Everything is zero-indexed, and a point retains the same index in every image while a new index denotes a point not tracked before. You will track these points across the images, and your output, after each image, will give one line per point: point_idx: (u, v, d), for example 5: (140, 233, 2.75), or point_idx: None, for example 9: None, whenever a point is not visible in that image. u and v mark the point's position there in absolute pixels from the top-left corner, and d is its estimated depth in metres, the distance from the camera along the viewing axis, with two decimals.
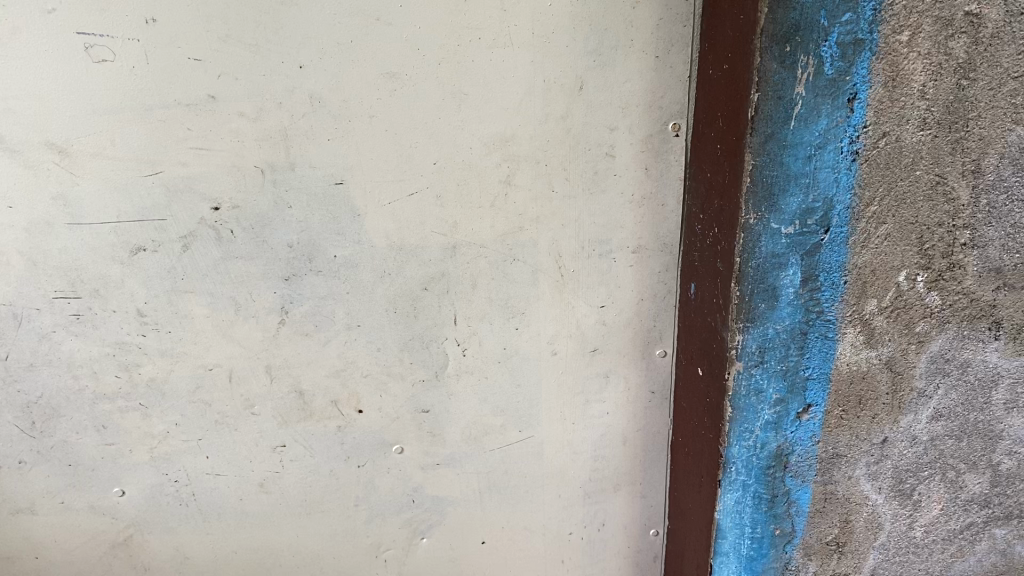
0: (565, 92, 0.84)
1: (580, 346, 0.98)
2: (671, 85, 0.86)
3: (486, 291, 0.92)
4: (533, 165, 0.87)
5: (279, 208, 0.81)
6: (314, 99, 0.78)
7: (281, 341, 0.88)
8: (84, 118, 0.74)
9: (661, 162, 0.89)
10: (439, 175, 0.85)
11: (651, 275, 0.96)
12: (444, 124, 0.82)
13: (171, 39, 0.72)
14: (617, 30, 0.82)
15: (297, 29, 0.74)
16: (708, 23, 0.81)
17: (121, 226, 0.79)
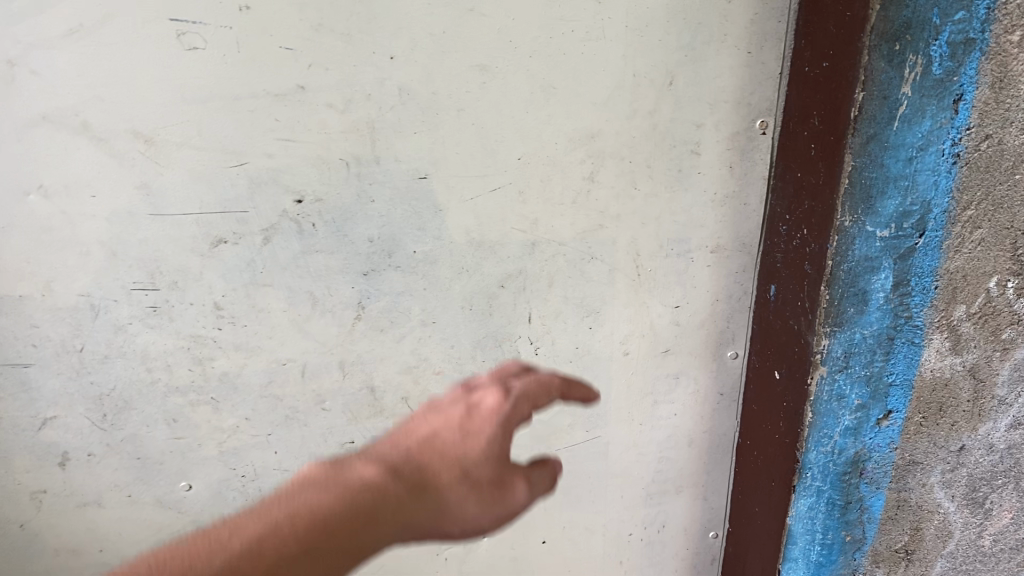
0: (654, 87, 0.82)
1: (652, 346, 0.96)
2: (761, 82, 0.84)
3: (563, 289, 0.90)
4: (618, 162, 0.85)
5: (362, 202, 0.79)
6: (403, 92, 0.76)
7: (356, 336, 0.86)
8: (172, 107, 0.72)
9: (745, 160, 0.88)
10: (523, 171, 0.83)
11: (728, 275, 0.94)
12: (532, 119, 0.80)
13: (264, 27, 0.70)
14: (711, 25, 0.80)
15: (391, 20, 0.73)
16: (805, 19, 0.79)
17: (203, 217, 0.77)
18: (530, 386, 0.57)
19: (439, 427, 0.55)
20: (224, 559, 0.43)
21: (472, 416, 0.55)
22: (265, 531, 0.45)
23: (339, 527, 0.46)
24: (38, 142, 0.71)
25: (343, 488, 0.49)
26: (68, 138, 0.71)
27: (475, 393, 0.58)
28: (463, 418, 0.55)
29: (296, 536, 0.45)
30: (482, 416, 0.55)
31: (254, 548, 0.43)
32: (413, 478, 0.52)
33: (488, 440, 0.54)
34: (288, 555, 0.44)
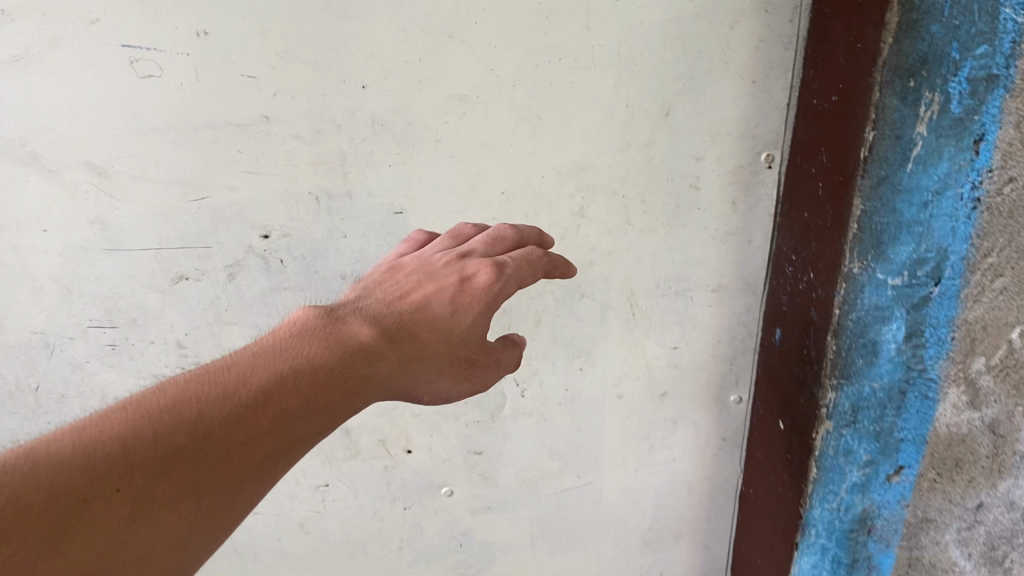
0: (649, 118, 0.76)
1: (648, 389, 0.90)
2: (767, 113, 0.78)
3: (551, 329, 0.85)
4: (610, 196, 0.79)
5: (334, 237, 0.75)
6: (376, 122, 0.71)
7: None
8: (126, 138, 0.67)
9: (749, 195, 0.81)
10: (507, 206, 0.77)
11: (731, 316, 0.88)
12: (516, 151, 0.75)
13: (224, 54, 0.66)
14: (711, 52, 0.74)
15: (362, 46, 0.68)
16: (813, 48, 0.73)
17: (163, 252, 0.72)
18: (520, 267, 0.64)
19: (434, 286, 0.61)
20: (219, 412, 0.44)
21: (464, 287, 0.61)
22: (261, 380, 0.47)
23: (333, 381, 0.49)
24: None
25: (331, 345, 0.51)
26: (16, 170, 0.67)
27: (467, 262, 0.63)
28: (457, 286, 0.61)
29: (294, 380, 0.48)
30: (476, 290, 0.61)
31: (252, 395, 0.45)
32: (395, 326, 0.57)
33: (476, 314, 0.61)
34: (287, 397, 0.46)
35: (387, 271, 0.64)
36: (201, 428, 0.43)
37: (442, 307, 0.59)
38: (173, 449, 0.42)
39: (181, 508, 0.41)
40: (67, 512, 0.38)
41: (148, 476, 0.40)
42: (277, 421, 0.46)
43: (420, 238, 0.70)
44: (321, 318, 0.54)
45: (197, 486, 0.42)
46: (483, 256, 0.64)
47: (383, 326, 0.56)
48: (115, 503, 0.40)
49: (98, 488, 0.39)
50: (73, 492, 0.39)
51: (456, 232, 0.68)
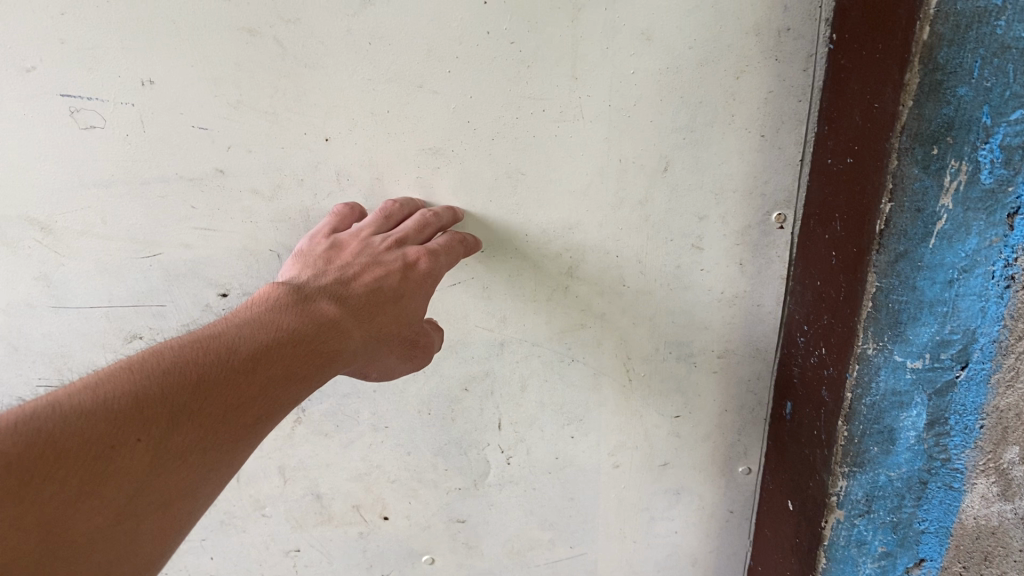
0: (645, 174, 0.69)
1: (647, 459, 0.83)
2: (778, 169, 0.70)
3: (538, 395, 0.78)
4: (601, 256, 0.72)
5: None
6: (342, 177, 0.65)
7: (296, 441, 0.76)
8: (70, 191, 0.62)
9: (759, 257, 0.74)
10: (488, 265, 0.71)
11: (737, 383, 0.80)
12: (496, 207, 0.69)
13: (173, 104, 0.60)
14: (715, 103, 0.67)
15: (324, 95, 0.62)
16: (829, 102, 0.65)
17: (113, 310, 0.68)
18: (454, 254, 0.63)
19: (377, 273, 0.59)
20: (220, 375, 0.46)
21: (408, 275, 0.60)
22: (255, 346, 0.49)
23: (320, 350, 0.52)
24: None
25: (312, 316, 0.53)
26: None
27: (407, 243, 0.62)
28: (401, 272, 0.59)
29: (286, 347, 0.50)
30: (425, 276, 0.60)
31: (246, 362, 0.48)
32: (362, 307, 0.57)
33: (421, 299, 0.60)
34: (279, 364, 0.49)
35: (328, 250, 0.60)
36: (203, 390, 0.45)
37: (391, 294, 0.58)
38: (179, 406, 0.44)
39: (192, 460, 0.43)
40: (93, 457, 0.40)
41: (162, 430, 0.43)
42: (270, 384, 0.48)
43: (349, 215, 0.64)
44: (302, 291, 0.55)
45: (203, 441, 0.44)
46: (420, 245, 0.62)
47: (352, 302, 0.56)
48: (136, 447, 0.42)
49: (119, 436, 0.42)
50: (100, 438, 0.41)
51: (384, 213, 0.64)
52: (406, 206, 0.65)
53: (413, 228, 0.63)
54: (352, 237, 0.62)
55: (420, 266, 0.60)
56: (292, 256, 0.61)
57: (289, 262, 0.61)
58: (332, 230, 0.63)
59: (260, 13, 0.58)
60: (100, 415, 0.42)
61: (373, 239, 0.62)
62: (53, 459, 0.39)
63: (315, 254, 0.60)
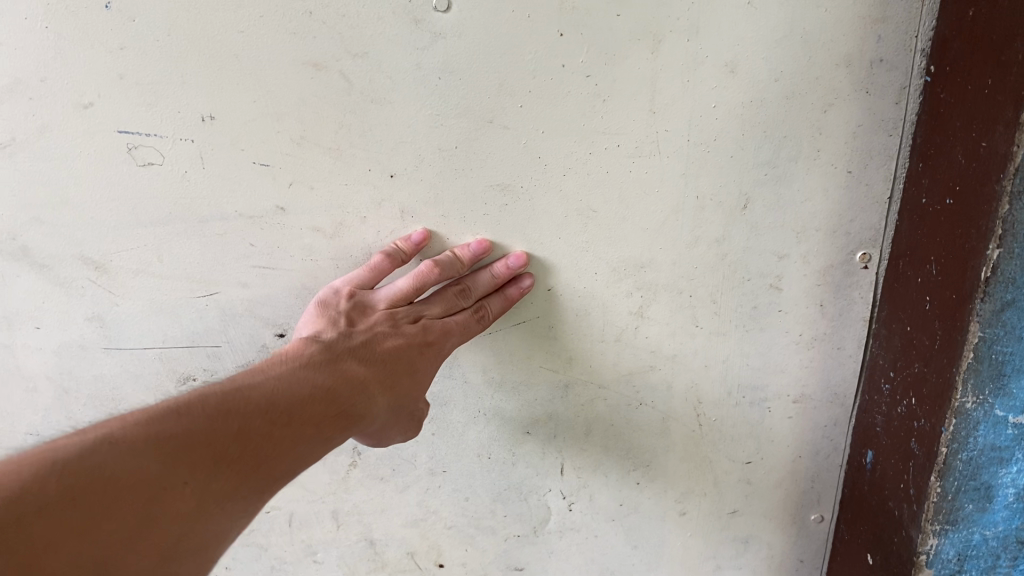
0: (723, 211, 0.65)
1: (714, 506, 0.79)
2: (864, 207, 0.66)
3: (603, 440, 0.74)
4: (674, 296, 0.68)
5: None
6: (406, 214, 0.62)
7: (352, 485, 0.73)
8: (126, 230, 0.60)
9: (840, 299, 0.69)
10: (554, 303, 0.67)
11: (813, 428, 0.76)
12: (565, 245, 0.65)
13: (234, 140, 0.58)
14: (800, 138, 0.63)
15: (390, 131, 0.59)
16: (924, 138, 0.61)
17: (167, 351, 0.65)
18: (476, 328, 0.64)
19: (394, 343, 0.60)
20: (257, 431, 0.51)
21: (424, 350, 0.61)
22: (289, 404, 0.53)
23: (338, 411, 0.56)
24: None
25: (338, 377, 0.57)
26: (7, 265, 0.61)
27: (430, 312, 0.63)
28: (419, 345, 0.61)
29: (312, 407, 0.54)
30: (434, 353, 0.62)
31: (280, 420, 0.52)
32: (382, 371, 0.60)
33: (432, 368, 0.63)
34: (307, 425, 0.54)
35: (351, 307, 0.61)
36: (245, 444, 0.50)
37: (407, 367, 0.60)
38: (221, 453, 0.48)
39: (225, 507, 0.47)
40: (148, 496, 0.44)
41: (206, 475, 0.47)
42: (297, 442, 0.53)
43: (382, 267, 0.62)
44: (331, 345, 0.59)
45: (235, 490, 0.48)
46: (438, 321, 0.62)
47: (373, 366, 0.59)
48: (183, 493, 0.45)
49: (174, 480, 0.45)
50: (154, 478, 0.45)
51: (418, 281, 0.62)
52: (447, 270, 0.62)
53: (436, 303, 0.63)
54: (374, 298, 0.62)
55: (435, 339, 0.62)
56: (315, 301, 0.62)
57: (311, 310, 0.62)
58: (358, 284, 0.62)
59: (328, 46, 0.56)
60: (161, 458, 0.45)
61: (393, 308, 0.62)
62: (118, 495, 0.43)
63: (337, 311, 0.61)
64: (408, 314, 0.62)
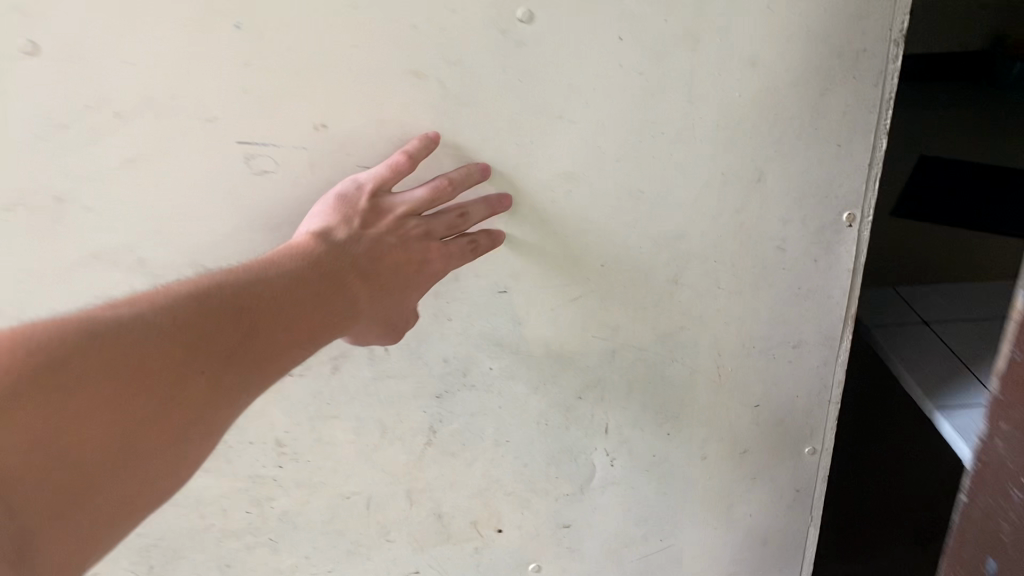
0: (742, 185, 0.76)
1: (730, 448, 0.90)
2: (850, 174, 0.78)
3: (642, 397, 0.84)
4: (703, 262, 0.79)
5: (438, 321, 0.73)
6: (486, 204, 0.70)
7: (426, 462, 0.79)
8: (240, 237, 0.65)
9: (831, 254, 0.82)
10: (605, 278, 0.76)
11: (808, 370, 0.88)
12: (616, 223, 0.74)
13: (342, 145, 0.64)
14: (802, 120, 0.75)
15: (477, 131, 0.67)
16: None
17: None
18: (473, 252, 0.67)
19: (400, 252, 0.64)
20: (265, 321, 0.57)
21: (420, 269, 0.65)
22: (298, 285, 0.59)
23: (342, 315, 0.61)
24: (91, 283, 0.65)
25: (332, 267, 0.61)
26: (124, 277, 0.65)
27: (434, 228, 0.65)
28: (416, 262, 0.65)
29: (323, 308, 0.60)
30: (428, 272, 0.66)
31: (289, 313, 0.58)
32: (377, 285, 0.64)
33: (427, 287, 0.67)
34: (314, 316, 0.59)
35: (369, 208, 0.64)
36: (252, 333, 0.56)
37: (403, 284, 0.65)
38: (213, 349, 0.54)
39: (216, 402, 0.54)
40: (133, 376, 0.51)
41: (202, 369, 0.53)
42: (308, 325, 0.59)
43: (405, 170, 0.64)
44: (336, 240, 0.62)
45: (239, 394, 0.55)
46: (441, 241, 0.66)
47: (370, 279, 0.63)
48: (184, 387, 0.53)
49: (178, 360, 0.52)
50: (149, 360, 0.51)
51: (433, 194, 0.65)
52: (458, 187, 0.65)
53: (441, 222, 0.66)
54: (391, 202, 0.65)
55: (428, 266, 0.65)
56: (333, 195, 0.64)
57: (331, 198, 0.64)
58: (382, 182, 0.64)
59: (427, 55, 0.62)
60: (165, 346, 0.52)
61: (405, 217, 0.65)
62: (133, 381, 0.51)
63: (355, 209, 0.63)
64: (417, 226, 0.65)
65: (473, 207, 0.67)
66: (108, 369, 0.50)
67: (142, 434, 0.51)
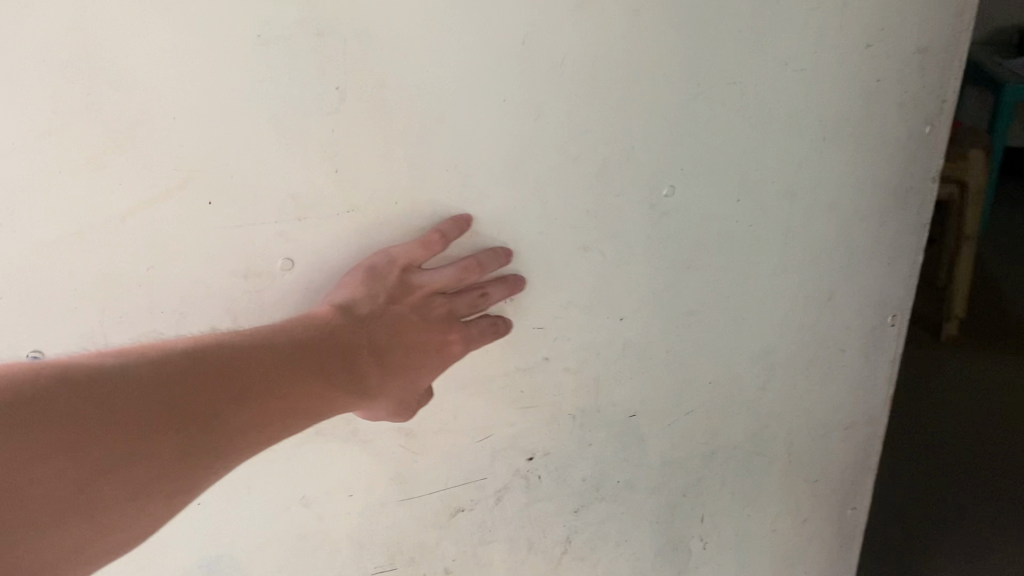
0: (816, 304, 0.87)
1: (793, 518, 1.00)
2: (896, 284, 0.88)
3: (732, 487, 0.95)
4: (787, 370, 0.90)
5: (582, 447, 0.82)
6: (627, 346, 0.79)
7: (561, 569, 0.89)
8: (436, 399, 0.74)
9: (880, 349, 0.92)
10: (712, 393, 0.87)
11: (854, 443, 0.97)
12: (722, 347, 0.85)
13: (524, 313, 0.74)
14: (864, 245, 0.85)
15: (625, 286, 0.76)
16: None
17: (447, 491, 0.78)
18: (488, 331, 0.71)
19: (423, 333, 0.68)
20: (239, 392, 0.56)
21: (439, 349, 0.69)
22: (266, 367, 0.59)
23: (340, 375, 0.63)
24: (308, 457, 0.70)
25: (341, 344, 0.63)
26: (337, 448, 0.71)
27: (457, 307, 0.69)
28: (435, 344, 0.68)
29: (322, 363, 0.61)
30: (444, 354, 0.69)
31: (264, 386, 0.58)
32: (388, 360, 0.67)
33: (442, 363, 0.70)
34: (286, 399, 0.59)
35: (397, 285, 0.66)
36: (224, 411, 0.56)
37: (414, 364, 0.68)
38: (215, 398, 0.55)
39: (199, 462, 0.55)
40: (118, 424, 0.51)
41: (195, 421, 0.54)
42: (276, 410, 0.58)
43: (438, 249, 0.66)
44: (357, 314, 0.64)
45: (224, 449, 0.56)
46: (461, 322, 0.69)
47: (381, 356, 0.66)
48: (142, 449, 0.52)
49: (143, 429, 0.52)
50: (134, 410, 0.51)
51: (462, 275, 0.67)
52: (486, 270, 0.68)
53: (463, 302, 0.69)
54: (420, 279, 0.67)
55: (450, 348, 0.69)
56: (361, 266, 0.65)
57: (361, 272, 0.65)
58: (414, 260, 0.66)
59: (593, 232, 0.72)
60: (158, 395, 0.53)
61: (431, 296, 0.68)
62: (101, 421, 0.50)
63: (384, 287, 0.65)
64: (441, 304, 0.69)
65: (495, 287, 0.70)
66: (80, 416, 0.49)
67: (59, 491, 0.48)
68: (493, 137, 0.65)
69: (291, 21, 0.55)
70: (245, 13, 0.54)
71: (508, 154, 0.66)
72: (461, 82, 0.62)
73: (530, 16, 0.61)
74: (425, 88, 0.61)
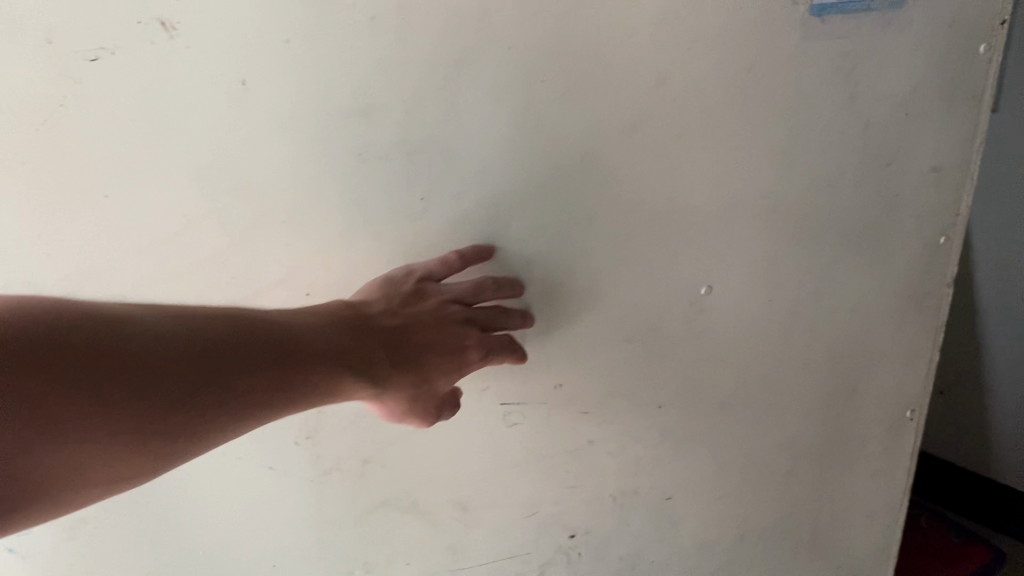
0: (842, 398, 0.95)
1: None
2: (912, 382, 0.98)
3: (758, 567, 1.01)
4: (811, 458, 0.96)
5: (620, 525, 0.88)
6: (664, 434, 0.85)
7: None
8: (489, 478, 0.79)
9: (898, 442, 1.00)
10: (743, 479, 0.93)
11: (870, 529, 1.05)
12: (751, 435, 0.91)
13: (573, 400, 0.79)
14: (882, 344, 0.94)
15: (665, 377, 0.83)
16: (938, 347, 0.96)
17: (496, 563, 0.84)
18: (504, 344, 0.72)
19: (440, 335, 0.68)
20: (207, 359, 0.55)
21: (457, 357, 0.69)
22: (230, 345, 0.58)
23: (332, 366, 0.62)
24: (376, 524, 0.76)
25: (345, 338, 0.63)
26: (401, 519, 0.77)
27: (472, 315, 0.70)
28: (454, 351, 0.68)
29: (306, 350, 0.61)
30: (459, 365, 0.69)
31: (239, 370, 0.57)
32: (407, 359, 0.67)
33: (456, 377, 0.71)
34: (266, 375, 0.58)
35: (415, 291, 0.68)
36: (181, 385, 0.53)
37: (430, 369, 0.68)
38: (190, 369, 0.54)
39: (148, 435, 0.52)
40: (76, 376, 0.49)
41: (157, 387, 0.52)
42: (240, 390, 0.57)
43: (455, 266, 0.68)
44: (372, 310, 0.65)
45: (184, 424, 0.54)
46: (479, 332, 0.70)
47: (400, 355, 0.66)
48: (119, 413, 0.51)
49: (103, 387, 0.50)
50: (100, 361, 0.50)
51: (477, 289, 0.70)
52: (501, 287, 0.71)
53: (481, 312, 0.70)
54: (438, 290, 0.69)
55: (466, 356, 0.69)
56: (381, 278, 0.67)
57: (377, 280, 0.67)
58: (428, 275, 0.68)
59: (636, 326, 0.79)
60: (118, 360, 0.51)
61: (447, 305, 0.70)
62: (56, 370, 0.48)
63: (401, 291, 0.67)
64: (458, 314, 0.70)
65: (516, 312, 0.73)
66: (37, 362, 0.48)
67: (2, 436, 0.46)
68: (551, 242, 0.73)
69: (388, 141, 0.63)
70: (344, 136, 0.62)
71: (564, 253, 0.74)
72: (525, 191, 0.70)
73: (589, 135, 0.70)
74: (495, 198, 0.69)
